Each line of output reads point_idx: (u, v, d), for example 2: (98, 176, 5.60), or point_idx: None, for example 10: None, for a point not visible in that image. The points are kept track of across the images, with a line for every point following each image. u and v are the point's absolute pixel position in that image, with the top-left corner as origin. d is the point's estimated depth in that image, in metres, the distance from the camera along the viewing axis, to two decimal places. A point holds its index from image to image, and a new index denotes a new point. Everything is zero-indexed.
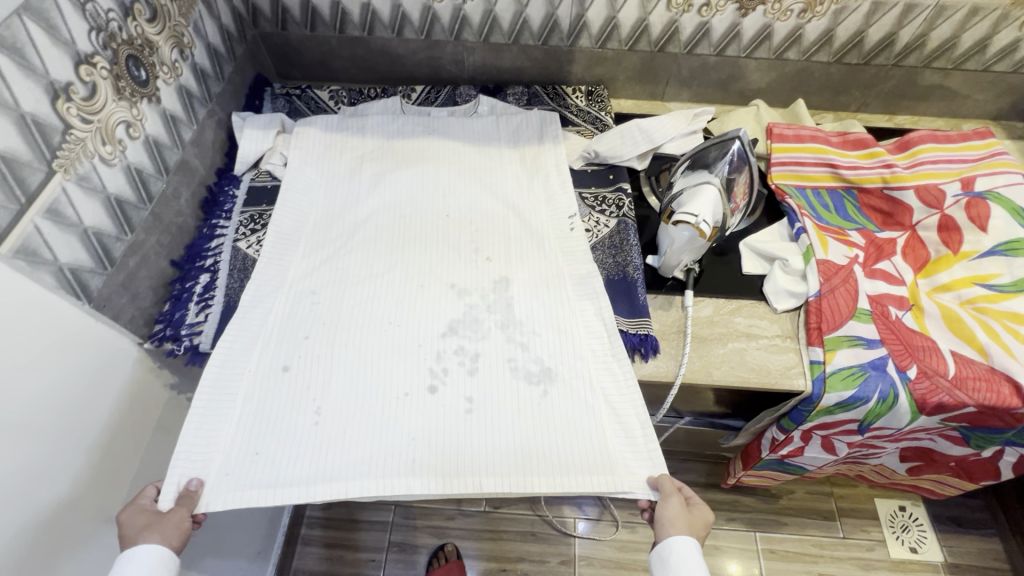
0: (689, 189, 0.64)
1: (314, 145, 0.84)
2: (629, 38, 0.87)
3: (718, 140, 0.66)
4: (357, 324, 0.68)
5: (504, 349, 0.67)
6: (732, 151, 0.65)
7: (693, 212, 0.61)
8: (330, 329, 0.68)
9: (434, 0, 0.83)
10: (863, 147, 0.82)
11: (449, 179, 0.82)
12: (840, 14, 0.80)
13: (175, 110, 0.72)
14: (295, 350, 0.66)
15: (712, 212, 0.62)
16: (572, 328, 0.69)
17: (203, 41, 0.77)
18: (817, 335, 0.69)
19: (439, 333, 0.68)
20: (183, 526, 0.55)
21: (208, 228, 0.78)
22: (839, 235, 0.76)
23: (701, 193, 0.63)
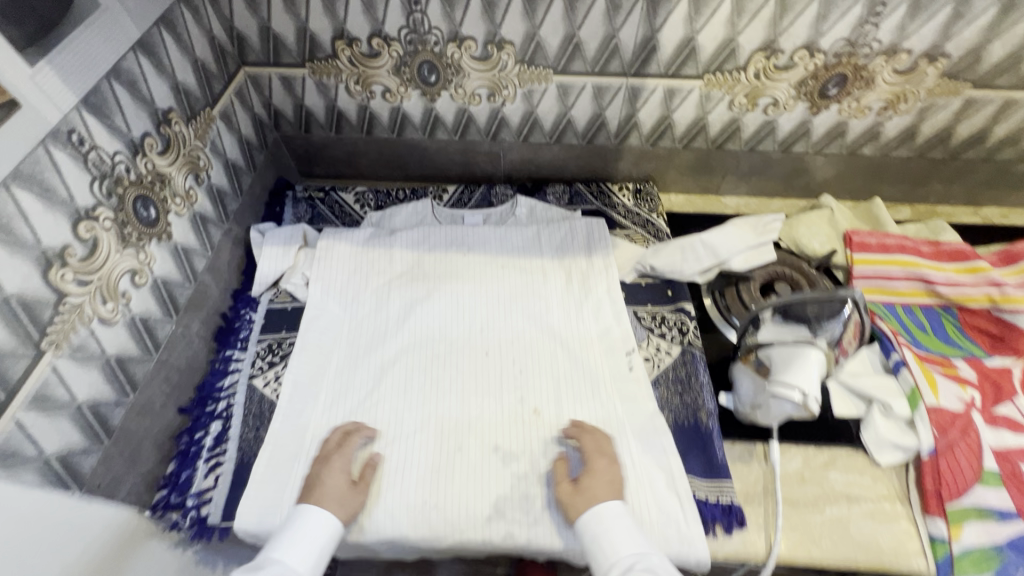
0: (786, 351, 0.56)
1: (339, 267, 0.76)
2: (684, 136, 0.79)
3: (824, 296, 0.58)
4: (390, 502, 0.58)
5: (562, 535, 0.57)
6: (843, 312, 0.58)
7: (793, 392, 0.54)
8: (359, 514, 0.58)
9: (470, 103, 0.76)
10: (961, 260, 0.72)
11: (486, 309, 0.74)
12: (927, 111, 0.72)
13: (189, 241, 0.65)
14: None
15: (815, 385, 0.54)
16: (646, 509, 0.57)
17: (221, 159, 0.70)
18: (936, 503, 0.57)
19: (483, 516, 0.58)
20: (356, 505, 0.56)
21: (222, 362, 0.70)
22: (945, 369, 0.65)
23: (802, 361, 0.55)
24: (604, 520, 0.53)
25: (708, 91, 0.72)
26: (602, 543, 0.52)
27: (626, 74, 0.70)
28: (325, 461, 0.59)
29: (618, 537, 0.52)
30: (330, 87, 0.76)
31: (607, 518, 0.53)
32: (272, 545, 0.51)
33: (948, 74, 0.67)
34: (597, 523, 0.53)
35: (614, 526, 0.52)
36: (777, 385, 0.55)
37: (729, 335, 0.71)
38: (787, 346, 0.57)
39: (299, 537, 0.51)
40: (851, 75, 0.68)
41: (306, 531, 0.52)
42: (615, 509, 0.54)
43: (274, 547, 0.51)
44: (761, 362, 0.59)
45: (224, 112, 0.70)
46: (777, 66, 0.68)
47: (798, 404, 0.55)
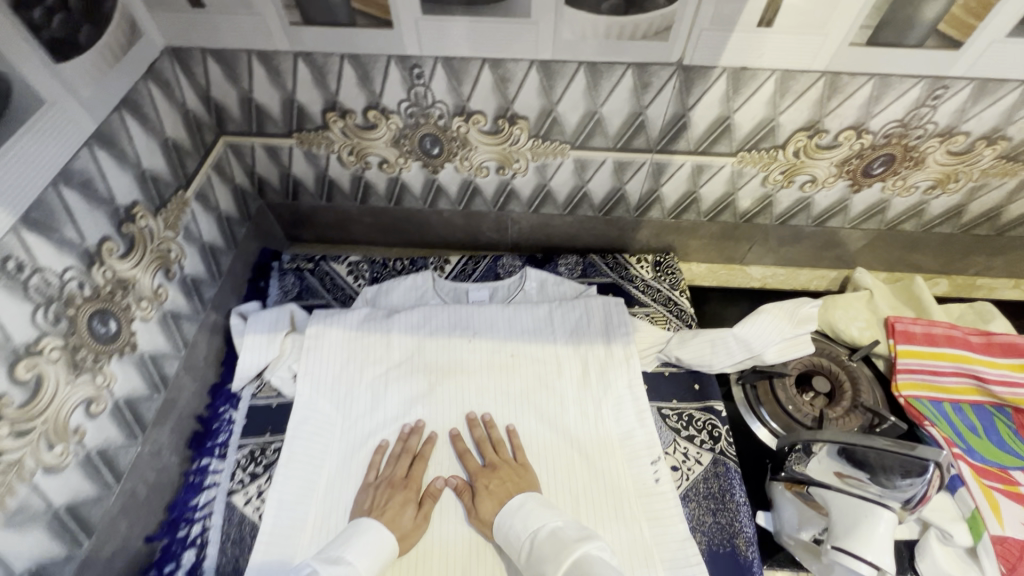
0: (852, 507, 0.49)
1: (330, 358, 0.68)
2: (710, 210, 0.72)
3: (900, 450, 0.48)
4: None
5: None
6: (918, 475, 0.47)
7: (864, 564, 0.47)
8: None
9: (477, 175, 0.69)
10: (1016, 354, 0.65)
11: (495, 408, 0.67)
12: (978, 190, 0.66)
13: (157, 347, 0.57)
14: None
15: (885, 556, 0.48)
16: None
17: (196, 243, 0.62)
18: None
19: None
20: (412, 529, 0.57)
21: (197, 474, 0.62)
22: (1005, 486, 0.59)
23: (870, 526, 0.48)
24: (506, 520, 0.56)
25: (741, 167, 0.65)
26: (513, 530, 0.55)
27: (651, 150, 0.63)
28: (401, 485, 0.60)
29: (528, 519, 0.55)
30: (320, 157, 0.68)
31: (508, 514, 0.56)
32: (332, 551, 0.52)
33: (1007, 156, 0.61)
34: (502, 523, 0.56)
35: (527, 510, 0.56)
36: (842, 551, 0.48)
37: (756, 430, 0.66)
38: (851, 500, 0.49)
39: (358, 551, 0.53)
40: (900, 155, 0.62)
41: (366, 548, 0.53)
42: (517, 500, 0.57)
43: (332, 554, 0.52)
44: (817, 502, 0.52)
45: (199, 190, 0.62)
46: (819, 145, 0.61)
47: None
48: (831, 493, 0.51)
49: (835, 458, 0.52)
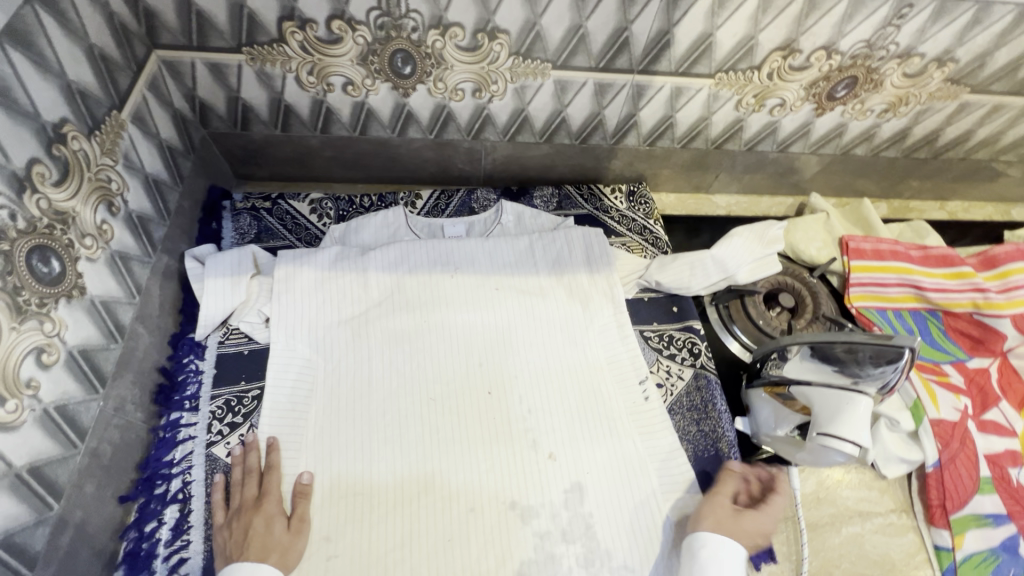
0: (833, 397, 0.53)
1: (305, 300, 0.64)
2: (684, 137, 0.73)
3: (879, 341, 0.53)
4: None
5: None
6: (894, 359, 0.53)
7: (847, 443, 0.51)
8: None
9: (451, 99, 0.65)
10: (947, 265, 0.73)
11: (483, 341, 0.66)
12: (923, 113, 0.71)
13: (109, 292, 0.50)
14: None
15: (863, 435, 0.52)
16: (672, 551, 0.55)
17: (139, 175, 0.55)
18: (941, 514, 0.60)
19: None
20: (287, 537, 0.51)
21: (168, 430, 0.57)
22: (939, 378, 0.67)
23: (852, 409, 0.52)
24: (712, 548, 0.51)
25: (717, 90, 0.65)
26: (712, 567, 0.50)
27: (632, 71, 0.62)
28: (254, 505, 0.53)
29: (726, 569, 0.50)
30: (274, 78, 0.61)
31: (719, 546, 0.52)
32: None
33: (952, 79, 0.65)
34: (709, 551, 0.51)
35: (718, 559, 0.51)
36: (829, 435, 0.52)
37: (729, 344, 0.71)
38: (833, 390, 0.54)
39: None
40: (862, 77, 0.64)
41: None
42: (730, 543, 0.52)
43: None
44: (796, 399, 0.57)
45: (136, 113, 0.54)
46: (792, 66, 0.62)
47: (850, 455, 0.52)
48: (811, 389, 0.55)
49: (810, 360, 0.57)
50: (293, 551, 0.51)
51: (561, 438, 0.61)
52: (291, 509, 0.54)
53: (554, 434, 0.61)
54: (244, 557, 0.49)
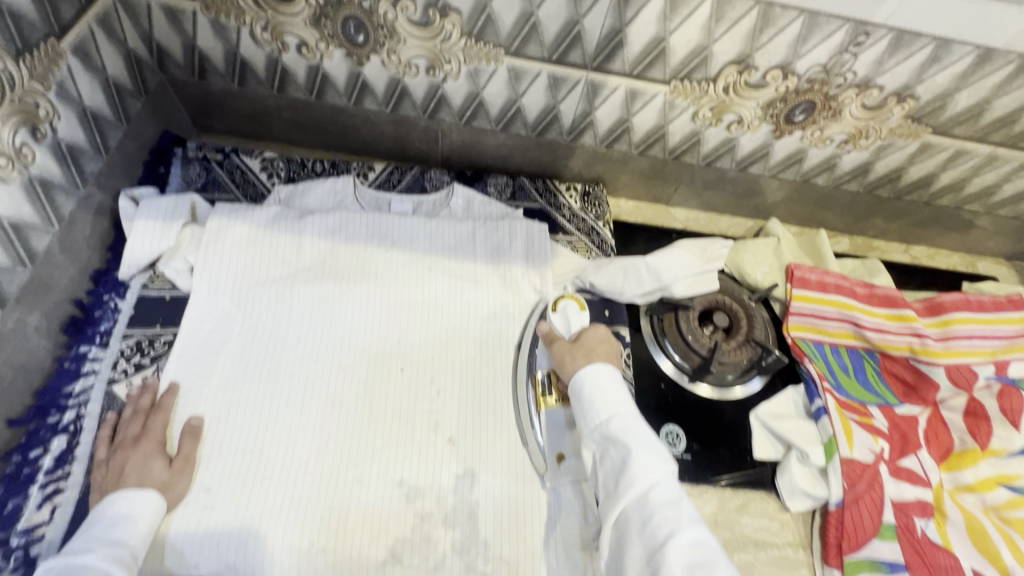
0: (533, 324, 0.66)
1: (231, 254, 0.64)
2: (641, 143, 0.72)
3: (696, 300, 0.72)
4: (273, 544, 0.52)
5: None
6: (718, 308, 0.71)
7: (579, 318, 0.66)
8: (245, 550, 0.51)
9: (405, 73, 0.65)
10: (891, 306, 0.72)
11: (405, 318, 0.66)
12: (884, 149, 0.69)
13: (22, 215, 0.51)
14: (202, 555, 0.51)
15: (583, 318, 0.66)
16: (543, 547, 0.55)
17: (75, 106, 0.55)
18: (835, 553, 0.59)
19: (378, 560, 0.53)
20: (163, 477, 0.52)
21: (74, 361, 0.57)
22: (861, 418, 0.65)
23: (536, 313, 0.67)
24: (594, 385, 0.56)
25: (673, 98, 0.65)
26: (596, 400, 0.54)
27: (586, 68, 0.62)
28: (134, 443, 0.53)
29: (607, 395, 0.54)
30: (228, 30, 0.61)
31: (597, 378, 0.56)
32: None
33: (913, 117, 0.64)
34: (592, 382, 0.56)
35: (603, 389, 0.55)
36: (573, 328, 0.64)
37: (660, 362, 0.69)
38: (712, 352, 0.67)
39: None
40: (820, 103, 0.63)
41: (123, 517, 0.48)
42: (606, 367, 0.57)
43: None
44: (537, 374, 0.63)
45: (79, 45, 0.55)
46: (748, 83, 0.62)
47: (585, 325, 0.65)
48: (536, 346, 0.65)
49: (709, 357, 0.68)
50: (170, 490, 0.52)
51: (463, 424, 0.60)
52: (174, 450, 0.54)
53: (456, 419, 0.61)
54: (120, 490, 0.50)
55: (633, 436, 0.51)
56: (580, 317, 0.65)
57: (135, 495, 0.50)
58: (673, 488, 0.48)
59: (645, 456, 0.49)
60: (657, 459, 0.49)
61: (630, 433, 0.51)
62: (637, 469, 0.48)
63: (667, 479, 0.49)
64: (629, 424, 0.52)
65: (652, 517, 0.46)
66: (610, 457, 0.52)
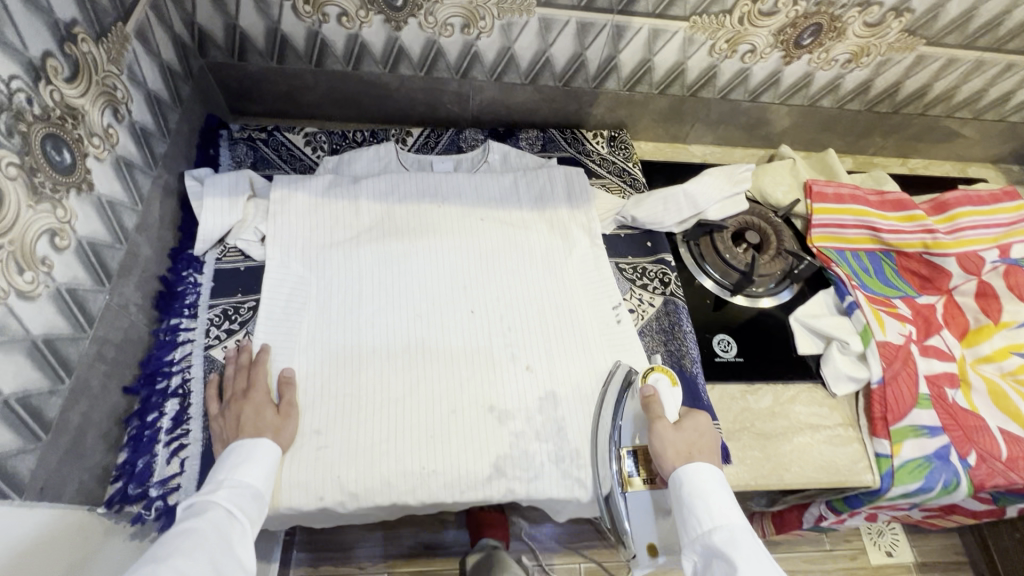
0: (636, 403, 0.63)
1: (295, 221, 0.67)
2: (661, 82, 0.77)
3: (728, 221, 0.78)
4: (389, 472, 0.57)
5: (561, 485, 0.59)
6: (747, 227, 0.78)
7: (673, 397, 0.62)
8: (364, 478, 0.56)
9: (441, 34, 0.68)
10: (900, 210, 0.79)
11: (467, 265, 0.70)
12: (884, 65, 0.76)
13: (114, 193, 0.54)
14: (325, 485, 0.55)
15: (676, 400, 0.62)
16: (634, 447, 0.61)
17: (142, 89, 0.58)
18: (881, 426, 0.66)
19: (484, 474, 0.58)
20: (276, 422, 0.56)
21: (168, 332, 0.61)
22: (889, 308, 0.72)
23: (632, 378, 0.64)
24: (694, 486, 0.54)
25: (692, 34, 0.70)
26: (698, 505, 0.52)
27: (612, 11, 0.66)
28: (243, 397, 0.57)
29: (712, 502, 0.52)
30: (271, 5, 0.64)
31: (698, 478, 0.54)
32: (206, 528, 0.46)
33: (909, 30, 0.70)
34: (694, 486, 0.54)
35: (708, 493, 0.53)
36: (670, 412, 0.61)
37: (702, 282, 0.75)
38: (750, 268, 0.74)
39: (193, 549, 0.44)
40: (826, 25, 0.69)
41: (239, 457, 0.52)
42: (711, 470, 0.55)
43: (214, 517, 0.48)
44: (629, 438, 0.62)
45: (139, 29, 0.57)
46: (761, 11, 0.67)
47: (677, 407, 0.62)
48: (630, 410, 0.63)
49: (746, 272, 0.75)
50: (282, 433, 0.56)
51: (537, 352, 0.65)
52: (278, 398, 0.58)
53: (531, 349, 0.66)
54: (241, 438, 0.54)
55: (741, 553, 0.48)
56: (673, 395, 0.62)
57: (255, 443, 0.53)
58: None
59: None
60: None
61: (737, 549, 0.49)
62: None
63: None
64: (738, 541, 0.49)
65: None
66: (712, 572, 0.50)
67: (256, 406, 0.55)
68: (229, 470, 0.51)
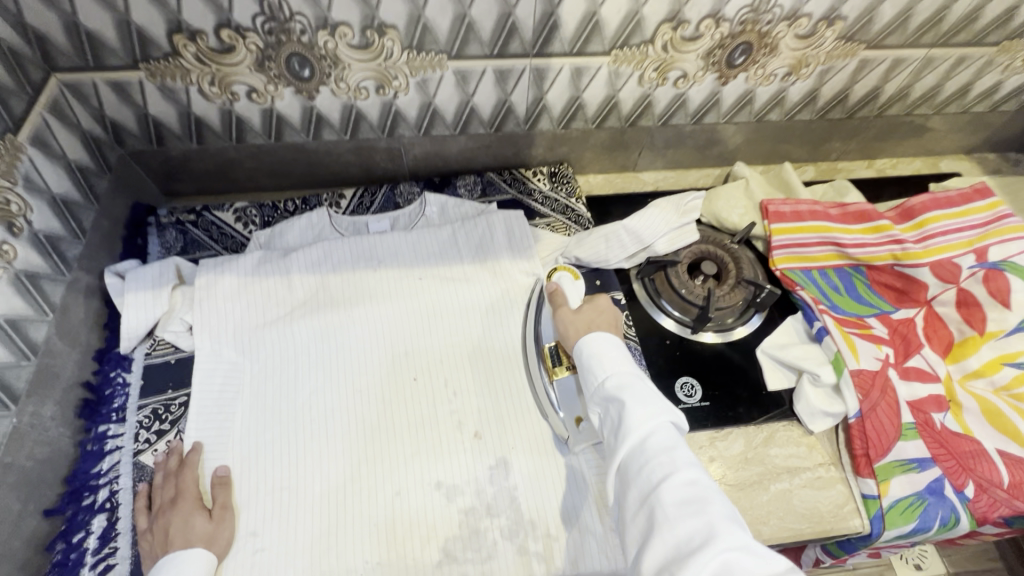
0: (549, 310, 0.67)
1: (223, 306, 0.65)
2: (596, 116, 0.74)
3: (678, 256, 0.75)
4: (329, 567, 0.53)
5: (518, 567, 0.54)
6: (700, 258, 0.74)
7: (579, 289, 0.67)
8: None
9: (357, 98, 0.66)
10: (865, 220, 0.75)
11: (408, 327, 0.67)
12: (827, 73, 0.72)
13: (15, 310, 0.52)
14: None
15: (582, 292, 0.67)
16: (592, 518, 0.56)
17: (44, 196, 0.56)
18: (865, 463, 0.60)
19: (432, 562, 0.54)
20: (207, 529, 0.53)
21: (95, 442, 0.58)
22: (862, 330, 0.68)
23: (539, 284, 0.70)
24: (593, 349, 0.55)
25: (617, 68, 0.67)
26: (595, 363, 0.54)
27: (528, 56, 0.63)
28: (173, 505, 0.54)
29: (607, 357, 0.54)
30: (177, 91, 0.62)
31: (597, 344, 0.56)
32: None
33: (845, 37, 0.66)
34: (591, 350, 0.55)
35: (603, 352, 0.54)
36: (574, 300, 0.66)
37: (661, 321, 0.71)
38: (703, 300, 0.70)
39: None
40: (756, 42, 0.66)
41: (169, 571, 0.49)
42: (605, 335, 0.57)
43: None
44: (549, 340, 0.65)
45: (35, 136, 0.55)
46: (684, 37, 0.64)
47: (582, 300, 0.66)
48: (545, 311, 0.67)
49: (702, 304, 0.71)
50: (214, 543, 0.52)
51: (486, 417, 0.62)
52: (211, 500, 0.55)
53: (479, 414, 0.62)
54: (171, 551, 0.51)
55: (628, 391, 0.49)
56: (575, 287, 0.67)
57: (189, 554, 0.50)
58: (671, 433, 0.46)
59: (641, 406, 0.47)
60: (656, 409, 0.47)
61: (626, 389, 0.50)
62: (631, 421, 0.46)
63: (666, 429, 0.46)
64: (626, 381, 0.50)
65: (647, 462, 0.44)
66: (609, 416, 0.51)
67: (184, 516, 0.52)
68: None
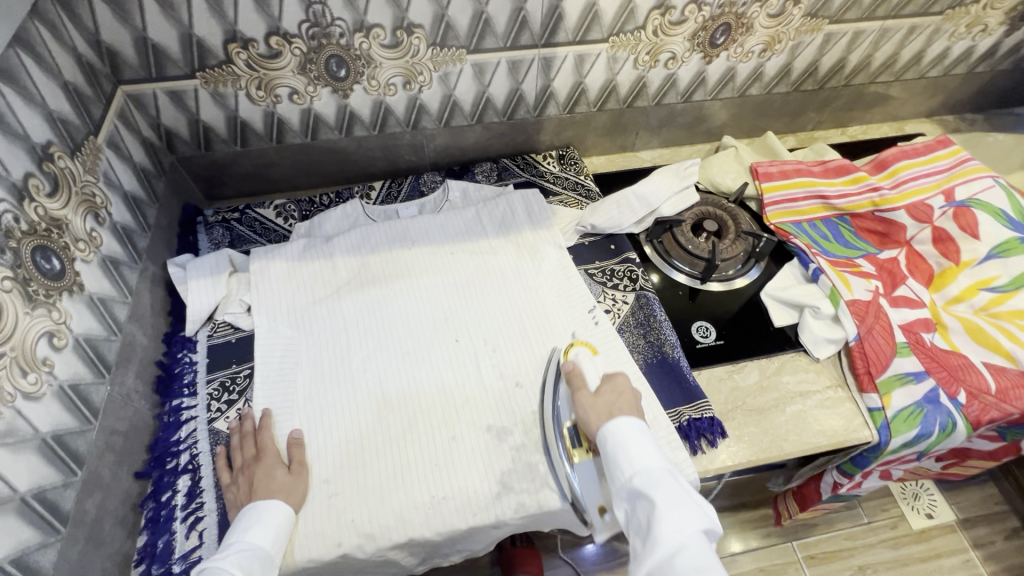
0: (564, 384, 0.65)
1: (276, 288, 0.71)
2: (597, 100, 0.83)
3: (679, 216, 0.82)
4: (401, 506, 0.58)
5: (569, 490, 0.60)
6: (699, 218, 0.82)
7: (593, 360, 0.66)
8: (379, 516, 0.57)
9: (386, 94, 0.74)
10: (845, 173, 0.84)
11: (445, 297, 0.73)
12: (797, 48, 0.81)
13: (104, 290, 0.58)
14: (342, 532, 0.57)
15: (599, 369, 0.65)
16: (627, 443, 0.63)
17: (119, 192, 0.63)
18: (868, 380, 0.67)
19: (492, 493, 0.59)
20: (287, 479, 0.58)
21: (172, 413, 0.63)
22: (852, 268, 0.76)
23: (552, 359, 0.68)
24: (619, 438, 0.55)
25: (614, 53, 0.75)
26: (620, 456, 0.54)
27: (536, 46, 0.72)
28: (255, 461, 0.59)
29: (633, 449, 0.54)
30: (227, 97, 0.70)
31: (622, 432, 0.56)
32: None
33: (810, 13, 0.76)
34: (615, 439, 0.55)
35: (628, 443, 0.54)
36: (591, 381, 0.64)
37: (674, 276, 0.79)
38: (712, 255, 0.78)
39: None
40: (734, 23, 0.75)
41: (251, 519, 0.53)
42: (631, 423, 0.56)
43: None
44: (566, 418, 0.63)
45: (109, 139, 0.62)
46: (671, 22, 0.73)
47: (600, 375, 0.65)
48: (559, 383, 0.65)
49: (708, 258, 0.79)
50: (295, 493, 0.57)
51: (525, 367, 0.68)
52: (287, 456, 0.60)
53: (518, 365, 0.68)
54: (256, 500, 0.55)
55: (660, 493, 0.50)
56: (594, 364, 0.65)
57: (267, 505, 0.55)
58: (702, 543, 0.47)
59: (672, 518, 0.48)
60: (689, 520, 0.48)
61: (655, 488, 0.51)
62: (663, 531, 0.48)
63: (695, 541, 0.47)
64: (656, 480, 0.51)
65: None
66: (637, 514, 0.52)
67: (268, 467, 0.57)
68: (241, 531, 0.52)
